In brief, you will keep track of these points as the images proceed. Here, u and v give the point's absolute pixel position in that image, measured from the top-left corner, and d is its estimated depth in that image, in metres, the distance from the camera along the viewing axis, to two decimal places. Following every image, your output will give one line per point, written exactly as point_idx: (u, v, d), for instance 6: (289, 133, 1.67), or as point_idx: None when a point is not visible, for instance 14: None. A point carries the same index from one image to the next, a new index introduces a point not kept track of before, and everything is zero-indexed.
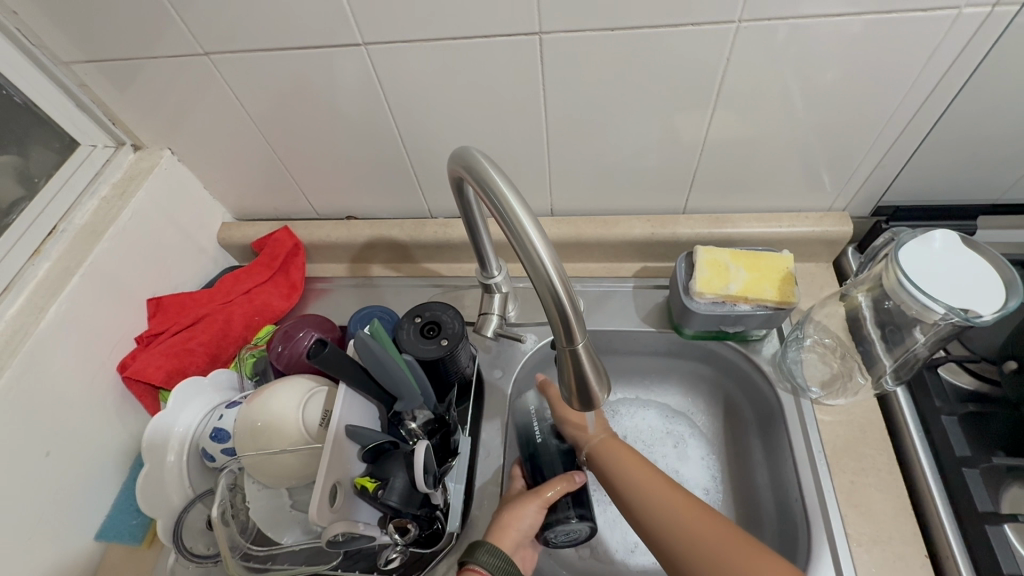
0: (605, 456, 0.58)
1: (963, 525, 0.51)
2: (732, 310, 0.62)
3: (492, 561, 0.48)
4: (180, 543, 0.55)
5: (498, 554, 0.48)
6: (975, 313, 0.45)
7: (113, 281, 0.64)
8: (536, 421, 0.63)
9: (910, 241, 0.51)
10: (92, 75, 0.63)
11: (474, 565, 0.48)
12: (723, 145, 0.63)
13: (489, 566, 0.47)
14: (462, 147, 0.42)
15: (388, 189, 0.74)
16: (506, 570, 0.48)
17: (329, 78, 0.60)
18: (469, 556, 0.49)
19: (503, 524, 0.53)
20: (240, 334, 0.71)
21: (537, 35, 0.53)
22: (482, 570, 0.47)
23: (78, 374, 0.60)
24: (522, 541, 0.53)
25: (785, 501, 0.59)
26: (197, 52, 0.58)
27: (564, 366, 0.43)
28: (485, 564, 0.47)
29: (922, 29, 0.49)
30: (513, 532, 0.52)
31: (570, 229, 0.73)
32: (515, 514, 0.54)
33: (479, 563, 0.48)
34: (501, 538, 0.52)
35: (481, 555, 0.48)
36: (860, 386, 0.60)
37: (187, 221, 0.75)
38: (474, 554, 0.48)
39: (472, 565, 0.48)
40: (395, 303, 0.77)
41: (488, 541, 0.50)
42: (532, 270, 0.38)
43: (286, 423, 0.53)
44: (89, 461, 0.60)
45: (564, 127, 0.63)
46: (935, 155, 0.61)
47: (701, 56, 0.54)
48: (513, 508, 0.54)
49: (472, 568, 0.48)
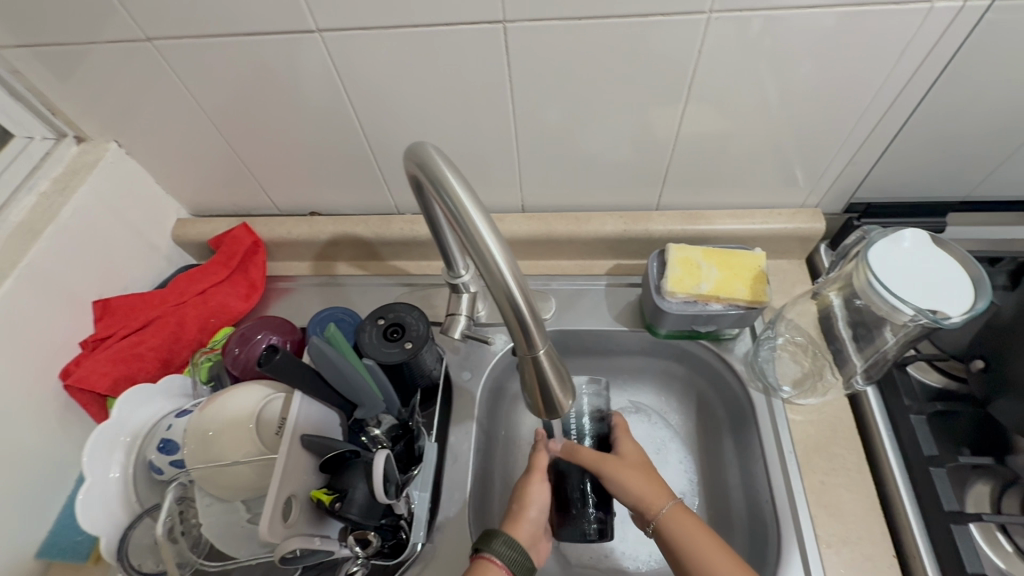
0: (675, 532, 0.51)
1: (929, 525, 0.51)
2: (704, 309, 0.61)
3: (508, 553, 0.48)
4: (126, 561, 0.51)
5: (514, 547, 0.49)
6: (944, 315, 0.45)
7: (52, 283, 0.60)
8: (574, 418, 0.63)
9: (880, 240, 0.50)
10: (26, 61, 0.58)
11: (489, 554, 0.48)
12: (697, 139, 0.61)
13: (505, 558, 0.48)
14: (416, 142, 0.40)
15: (353, 184, 0.71)
16: (521, 563, 0.49)
17: (284, 67, 0.56)
18: (484, 545, 0.49)
19: (518, 514, 0.56)
20: (195, 337, 0.67)
21: (502, 23, 0.51)
22: (498, 561, 0.48)
23: (15, 382, 0.56)
24: (535, 530, 0.56)
25: (755, 501, 0.59)
26: (140, 37, 0.54)
27: (526, 373, 0.41)
28: (501, 555, 0.48)
29: (895, 21, 0.48)
30: (525, 521, 0.56)
31: (542, 226, 0.71)
32: (528, 497, 0.57)
33: (495, 553, 0.48)
34: (515, 530, 0.55)
35: (496, 545, 0.49)
36: (830, 385, 0.60)
37: (138, 218, 0.71)
38: (489, 544, 0.49)
39: (487, 555, 0.48)
40: (361, 303, 0.74)
41: (503, 532, 0.51)
42: (487, 275, 0.36)
43: (239, 433, 0.51)
44: (28, 474, 0.56)
45: (534, 120, 0.60)
46: (906, 151, 0.61)
47: (673, 48, 0.52)
48: (526, 493, 0.58)
49: (487, 558, 0.48)
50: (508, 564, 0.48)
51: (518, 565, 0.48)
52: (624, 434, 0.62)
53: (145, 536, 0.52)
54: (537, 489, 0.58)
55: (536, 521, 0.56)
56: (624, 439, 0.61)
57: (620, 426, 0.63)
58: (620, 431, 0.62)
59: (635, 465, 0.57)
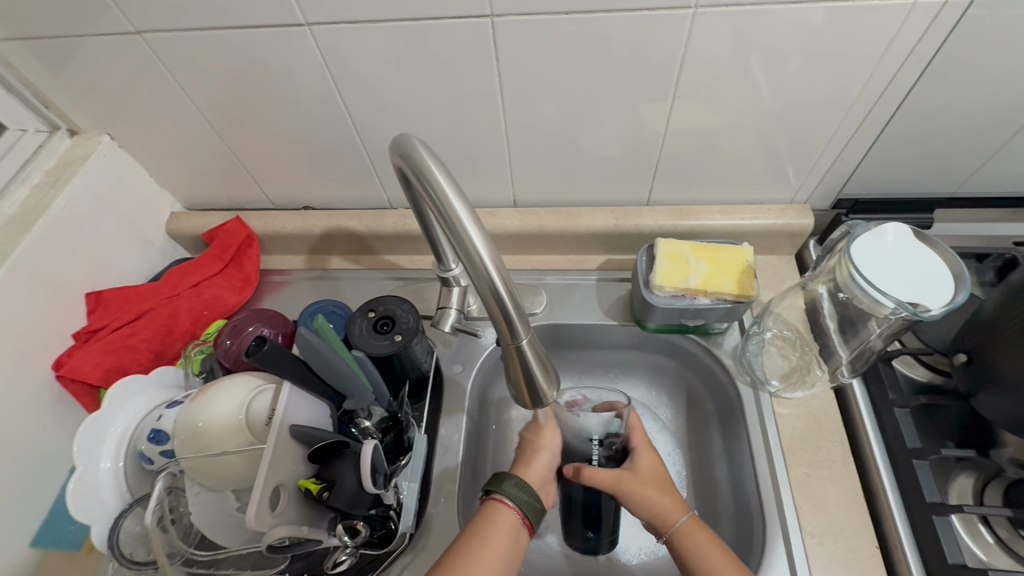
0: (691, 547, 0.51)
1: (911, 515, 0.51)
2: (692, 303, 0.61)
3: (518, 494, 0.52)
4: (117, 550, 0.51)
5: (524, 489, 0.53)
6: (924, 308, 0.45)
7: (45, 275, 0.61)
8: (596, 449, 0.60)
9: (863, 235, 0.50)
10: (18, 53, 0.58)
11: (500, 496, 0.52)
12: (686, 135, 0.62)
13: (516, 499, 0.52)
14: (400, 135, 0.40)
15: (345, 179, 0.72)
16: (531, 504, 0.53)
17: (275, 61, 0.57)
18: (496, 487, 0.53)
19: (530, 459, 0.59)
20: (188, 329, 0.68)
21: (490, 18, 0.51)
22: (509, 503, 0.52)
23: (7, 373, 0.56)
24: (542, 475, 0.59)
25: (742, 493, 0.59)
26: (130, 30, 0.55)
27: (510, 364, 0.42)
28: (512, 497, 0.52)
29: (879, 17, 0.48)
30: (537, 464, 0.59)
31: (533, 221, 0.72)
32: (540, 443, 0.60)
33: (504, 494, 0.52)
34: (525, 473, 0.58)
35: (507, 487, 0.53)
36: (817, 377, 0.61)
37: (131, 211, 0.71)
38: (501, 485, 0.53)
39: (500, 496, 0.52)
40: (353, 296, 0.75)
41: (513, 476, 0.55)
42: (470, 267, 0.37)
43: (229, 424, 0.51)
44: (20, 464, 0.57)
45: (524, 116, 0.61)
46: (892, 148, 0.61)
47: (660, 43, 0.52)
48: (538, 439, 0.61)
49: (500, 498, 0.52)
50: (519, 505, 0.52)
51: (528, 506, 0.52)
52: (641, 442, 0.60)
53: (135, 526, 0.53)
54: (549, 438, 0.61)
55: (547, 465, 0.59)
56: (642, 449, 0.59)
57: (637, 429, 0.61)
58: (636, 438, 0.60)
59: (651, 478, 0.56)
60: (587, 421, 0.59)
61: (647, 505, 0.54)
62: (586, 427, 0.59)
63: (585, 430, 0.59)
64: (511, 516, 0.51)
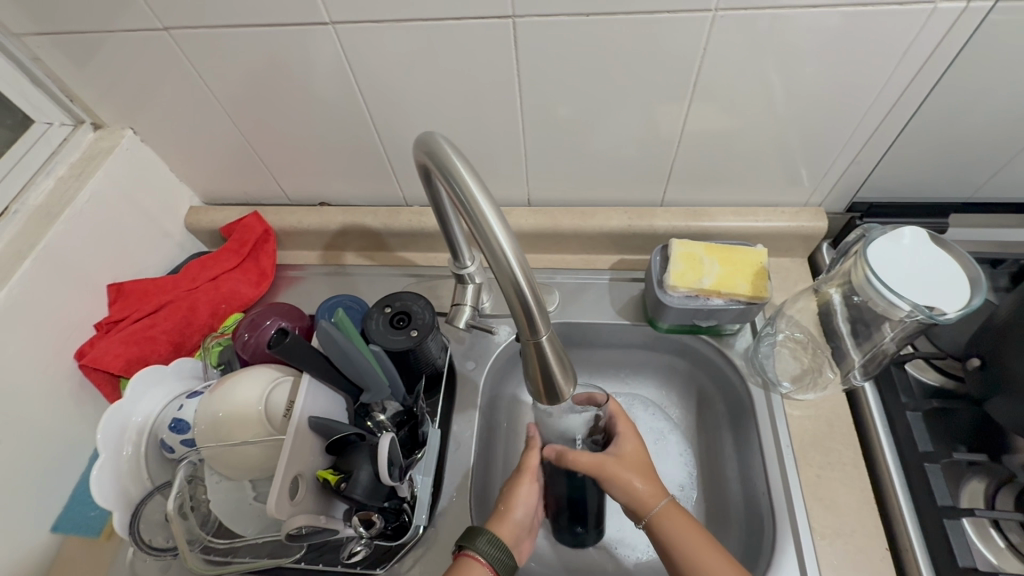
0: (673, 534, 0.51)
1: (923, 518, 0.51)
2: (706, 304, 0.61)
3: (492, 551, 0.49)
4: (138, 536, 0.53)
5: (497, 545, 0.49)
6: (940, 311, 0.45)
7: (69, 266, 0.62)
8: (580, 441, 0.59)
9: (879, 238, 0.51)
10: (46, 49, 0.59)
11: (473, 552, 0.48)
12: (702, 137, 0.62)
13: (489, 556, 0.48)
14: (426, 131, 0.41)
15: (362, 175, 0.73)
16: (503, 562, 0.49)
17: (294, 59, 0.57)
18: (468, 542, 0.49)
19: (504, 514, 0.55)
20: (206, 322, 0.69)
21: (511, 18, 0.51)
22: (482, 559, 0.48)
23: (32, 362, 0.57)
24: (518, 532, 0.55)
25: (752, 493, 0.60)
26: (156, 27, 0.56)
27: (528, 358, 0.42)
28: (484, 554, 0.48)
29: (899, 21, 0.48)
30: (510, 522, 0.54)
31: (547, 220, 0.72)
32: (515, 497, 0.56)
33: (476, 551, 0.48)
34: (499, 528, 0.53)
35: (480, 543, 0.49)
36: (829, 380, 0.61)
37: (151, 204, 0.72)
38: (473, 540, 0.49)
39: (471, 553, 0.48)
40: (368, 292, 0.75)
41: (488, 529, 0.51)
42: (494, 263, 0.37)
43: (249, 414, 0.52)
44: (43, 450, 0.58)
45: (541, 117, 0.61)
46: (908, 152, 0.61)
47: (679, 45, 0.52)
48: (514, 493, 0.56)
49: (471, 555, 0.48)
50: (493, 562, 0.48)
51: (500, 564, 0.49)
52: (624, 427, 0.58)
53: (155, 513, 0.55)
54: (525, 490, 0.57)
55: (521, 522, 0.55)
56: (626, 435, 0.57)
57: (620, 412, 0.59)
58: (621, 423, 0.58)
59: (633, 465, 0.55)
60: (571, 424, 0.57)
61: (629, 491, 0.53)
62: (570, 428, 0.58)
63: (570, 432, 0.58)
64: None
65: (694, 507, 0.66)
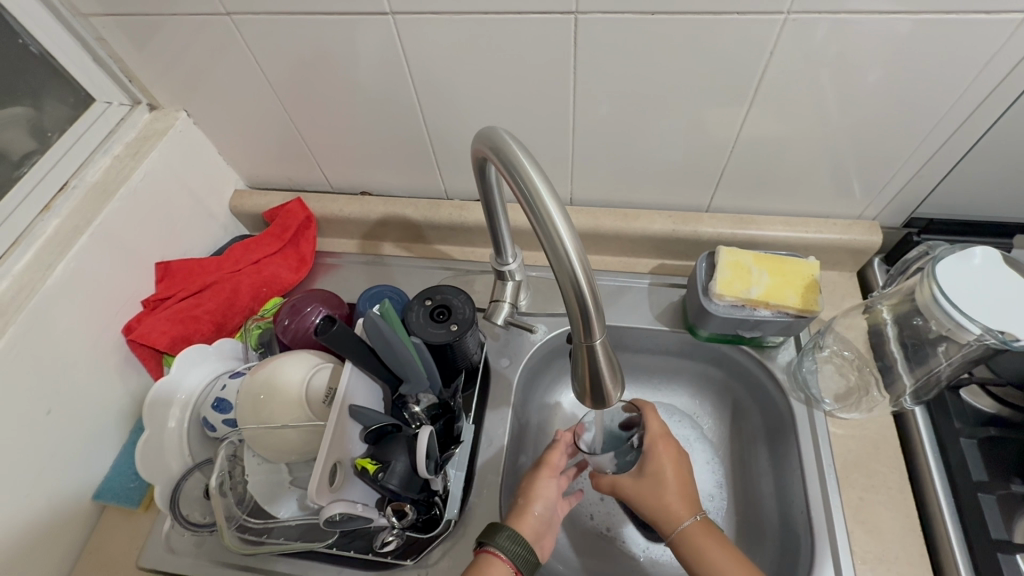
0: (695, 549, 0.52)
1: (974, 550, 0.49)
2: (752, 314, 0.60)
3: (513, 547, 0.48)
4: (178, 510, 0.55)
5: (518, 541, 0.48)
6: (1013, 336, 0.44)
7: (122, 243, 0.63)
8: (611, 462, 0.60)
9: (948, 256, 0.49)
10: (110, 29, 0.61)
11: (493, 548, 0.48)
12: (758, 142, 0.60)
13: (510, 552, 0.48)
14: (489, 127, 0.41)
15: (406, 167, 0.73)
16: (525, 558, 0.48)
17: (348, 49, 0.58)
18: (488, 538, 0.49)
19: (523, 508, 0.54)
20: (247, 304, 0.70)
21: (574, 15, 0.51)
22: (503, 556, 0.47)
23: (84, 335, 0.59)
24: (539, 526, 0.54)
25: (789, 512, 0.58)
26: (218, 11, 0.56)
27: (579, 361, 0.41)
28: (506, 550, 0.48)
29: (982, 31, 0.46)
30: (530, 517, 0.54)
31: (590, 220, 0.71)
32: (534, 492, 0.56)
33: (499, 548, 0.48)
34: (519, 525, 0.53)
35: (501, 539, 0.48)
36: (876, 401, 0.59)
37: (199, 186, 0.74)
38: (493, 537, 0.48)
39: (492, 549, 0.48)
40: (404, 283, 0.76)
41: (508, 526, 0.50)
42: (555, 261, 0.37)
43: (292, 398, 0.52)
44: (90, 421, 0.60)
45: (592, 115, 0.60)
46: (977, 169, 0.59)
47: (744, 47, 0.51)
48: (533, 487, 0.56)
49: (492, 551, 0.48)
50: (513, 558, 0.48)
51: (522, 560, 0.48)
52: (652, 445, 0.57)
53: (194, 489, 0.57)
54: (545, 485, 0.56)
55: (541, 516, 0.54)
56: (654, 452, 0.57)
57: (652, 434, 0.58)
58: (649, 441, 0.58)
59: (655, 484, 0.55)
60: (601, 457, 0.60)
61: (653, 515, 0.55)
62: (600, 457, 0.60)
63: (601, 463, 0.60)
64: (504, 570, 0.47)
65: (723, 520, 0.65)
